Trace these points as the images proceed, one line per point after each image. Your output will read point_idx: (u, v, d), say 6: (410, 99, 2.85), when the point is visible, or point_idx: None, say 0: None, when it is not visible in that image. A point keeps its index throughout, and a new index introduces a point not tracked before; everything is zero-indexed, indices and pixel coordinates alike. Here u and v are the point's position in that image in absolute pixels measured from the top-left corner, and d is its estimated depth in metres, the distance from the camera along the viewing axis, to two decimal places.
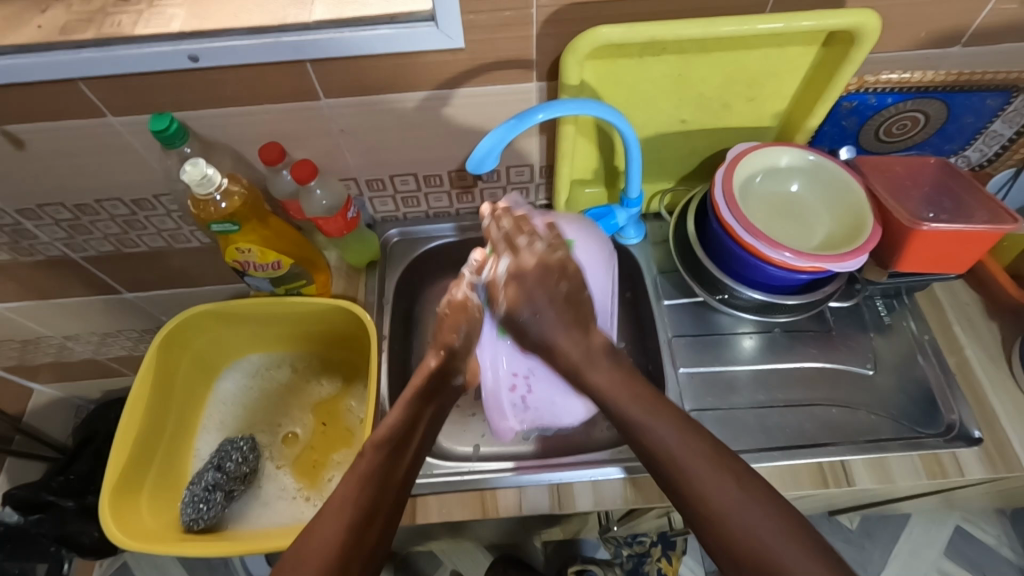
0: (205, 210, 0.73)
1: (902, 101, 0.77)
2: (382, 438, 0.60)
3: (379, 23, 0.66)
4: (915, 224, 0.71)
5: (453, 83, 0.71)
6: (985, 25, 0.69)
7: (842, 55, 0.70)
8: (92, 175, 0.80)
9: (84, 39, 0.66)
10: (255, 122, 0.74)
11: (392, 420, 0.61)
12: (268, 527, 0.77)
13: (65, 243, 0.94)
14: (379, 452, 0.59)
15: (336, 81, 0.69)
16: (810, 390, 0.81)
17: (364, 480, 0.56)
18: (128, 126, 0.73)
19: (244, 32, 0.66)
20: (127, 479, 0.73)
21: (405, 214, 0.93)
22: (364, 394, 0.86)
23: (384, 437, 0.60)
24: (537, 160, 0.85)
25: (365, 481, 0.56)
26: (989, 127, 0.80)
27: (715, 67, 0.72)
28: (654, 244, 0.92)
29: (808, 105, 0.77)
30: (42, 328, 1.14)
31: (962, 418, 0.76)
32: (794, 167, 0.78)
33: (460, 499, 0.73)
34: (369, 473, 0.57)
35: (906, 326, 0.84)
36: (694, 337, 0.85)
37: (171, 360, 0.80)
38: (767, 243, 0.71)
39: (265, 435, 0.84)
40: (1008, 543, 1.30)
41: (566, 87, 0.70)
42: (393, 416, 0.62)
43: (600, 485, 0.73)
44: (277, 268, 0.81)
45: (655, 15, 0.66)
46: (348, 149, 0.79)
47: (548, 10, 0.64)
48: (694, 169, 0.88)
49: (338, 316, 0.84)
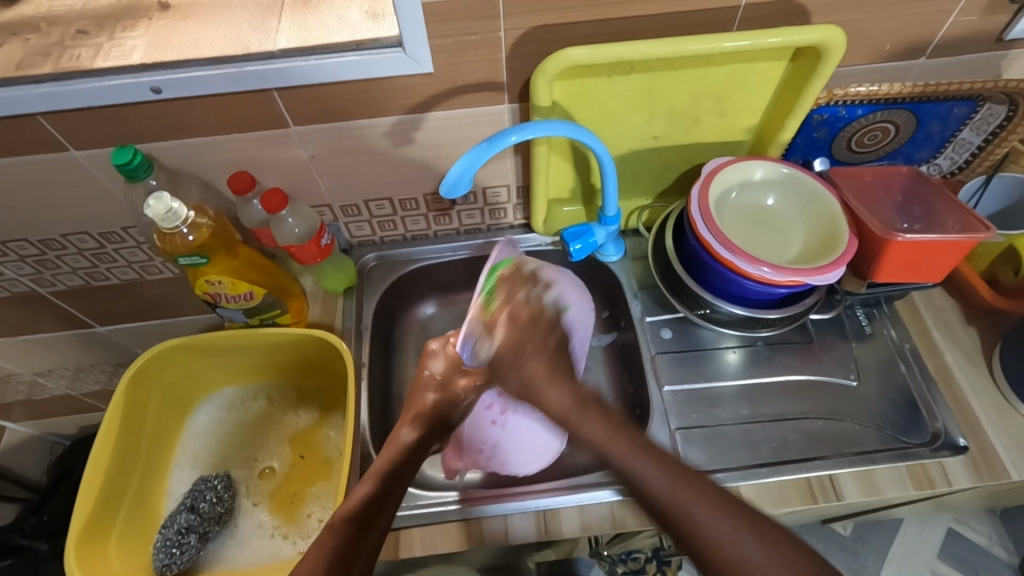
0: (171, 242, 0.71)
1: (872, 112, 0.77)
2: (351, 512, 0.58)
3: (345, 49, 0.65)
4: (890, 234, 0.71)
5: (424, 107, 0.70)
6: (948, 37, 0.71)
7: (810, 70, 0.70)
8: (56, 210, 0.78)
9: (42, 74, 0.64)
10: (223, 151, 0.73)
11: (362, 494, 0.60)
12: (243, 567, 0.74)
13: (32, 278, 0.91)
14: (345, 525, 0.57)
15: (305, 109, 0.68)
16: (796, 403, 0.80)
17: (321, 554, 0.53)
18: (92, 159, 0.71)
19: (206, 62, 0.65)
20: (93, 522, 0.70)
21: (382, 238, 0.91)
22: (342, 424, 0.83)
23: (352, 511, 0.58)
24: (513, 180, 0.85)
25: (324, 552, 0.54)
26: (957, 135, 0.81)
27: (684, 85, 0.72)
28: (633, 260, 0.92)
29: (779, 119, 0.77)
30: (12, 365, 1.11)
31: (946, 426, 0.75)
32: (768, 180, 0.78)
33: (443, 530, 0.71)
34: (335, 543, 0.55)
35: (887, 334, 0.84)
36: (677, 352, 0.84)
37: (140, 397, 0.77)
38: (745, 258, 0.71)
39: (241, 471, 0.81)
40: (1000, 544, 1.30)
41: (537, 108, 0.69)
42: (361, 490, 0.60)
43: (587, 508, 0.72)
44: (250, 300, 0.78)
45: (622, 35, 0.66)
46: (320, 175, 0.78)
47: (516, 33, 0.64)
48: (670, 185, 0.88)
49: (313, 344, 0.81)
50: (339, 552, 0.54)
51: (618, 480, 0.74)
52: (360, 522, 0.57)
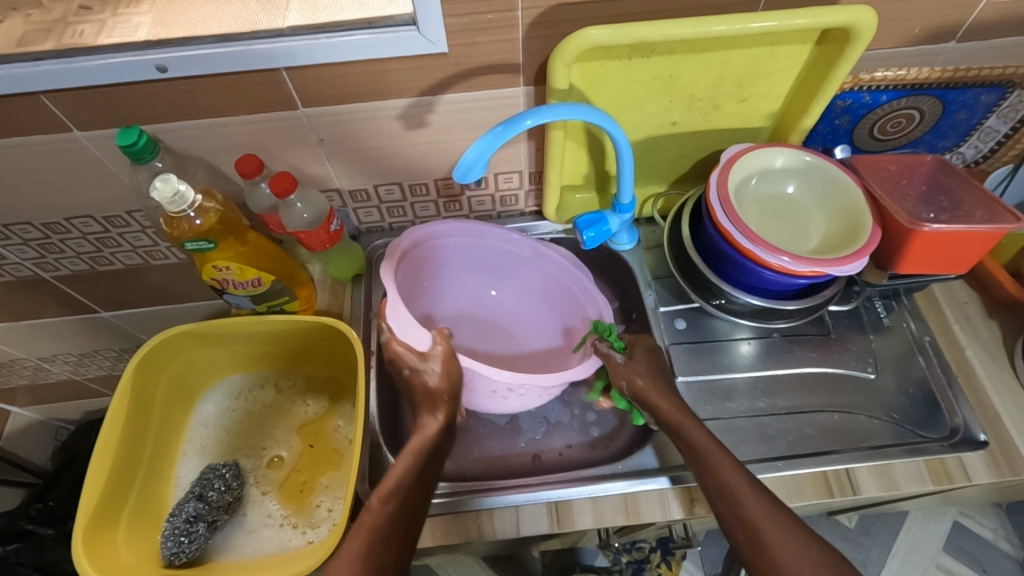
0: (178, 227, 0.69)
1: (897, 98, 0.75)
2: (389, 490, 0.61)
3: (357, 28, 0.63)
4: (915, 225, 0.69)
5: (437, 89, 0.68)
6: (980, 20, 0.68)
7: (838, 53, 0.67)
8: (60, 193, 0.76)
9: (44, 52, 0.62)
10: (229, 133, 0.71)
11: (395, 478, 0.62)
12: (252, 556, 0.73)
13: (36, 262, 0.90)
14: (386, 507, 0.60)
15: (315, 90, 0.66)
16: (812, 396, 0.78)
17: (372, 534, 0.57)
18: (96, 141, 0.70)
19: (214, 40, 0.62)
20: (102, 510, 0.69)
21: (391, 224, 0.90)
22: (351, 413, 0.82)
23: (391, 488, 0.61)
24: (527, 166, 0.83)
25: (369, 534, 0.57)
26: (984, 123, 0.79)
27: (705, 68, 0.70)
28: (648, 248, 0.90)
29: (802, 104, 0.75)
30: (16, 350, 1.10)
31: (966, 421, 0.74)
32: (788, 168, 0.76)
33: (454, 521, 0.70)
34: (374, 527, 0.58)
35: (906, 327, 0.83)
36: (691, 343, 0.83)
37: (147, 384, 0.76)
38: (764, 247, 0.69)
39: (248, 460, 0.80)
40: (1005, 537, 1.30)
41: (553, 91, 0.67)
42: (400, 469, 0.63)
43: (600, 501, 0.71)
44: (258, 286, 0.77)
45: (643, 15, 0.64)
46: (329, 158, 0.76)
47: (534, 12, 0.62)
48: (686, 172, 0.86)
49: (322, 333, 0.79)
50: (378, 534, 0.57)
51: (633, 472, 0.73)
52: (401, 498, 0.60)
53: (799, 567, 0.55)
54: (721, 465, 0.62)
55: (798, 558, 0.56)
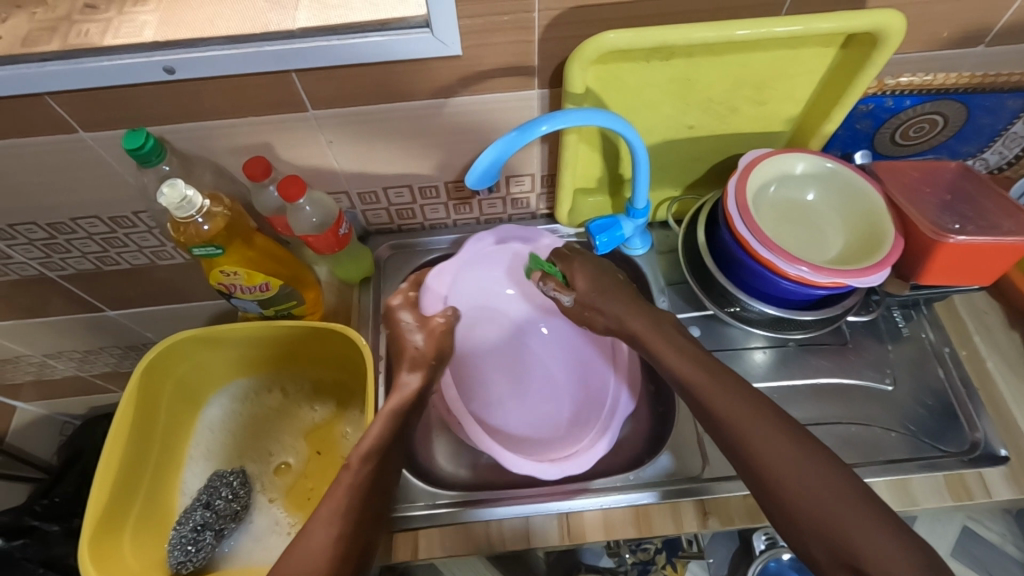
0: (185, 232, 0.68)
1: (921, 104, 0.73)
2: (370, 450, 0.62)
3: (369, 29, 0.61)
4: (941, 236, 0.67)
5: (449, 91, 0.67)
6: (1011, 24, 0.66)
7: (864, 58, 0.65)
8: (65, 193, 0.75)
9: (50, 51, 0.61)
10: (237, 135, 0.69)
11: (379, 431, 0.64)
12: (259, 564, 0.73)
13: (41, 262, 0.89)
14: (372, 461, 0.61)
15: (326, 92, 0.65)
16: (827, 407, 0.77)
17: (356, 490, 0.58)
18: (102, 142, 0.68)
19: (223, 41, 0.61)
20: (107, 517, 0.69)
21: (400, 226, 0.89)
22: (359, 420, 0.81)
23: (369, 450, 0.62)
24: (539, 169, 0.81)
25: (355, 488, 0.59)
26: (1010, 129, 0.77)
27: (724, 72, 0.68)
28: (660, 253, 0.89)
29: (824, 110, 0.73)
30: (21, 347, 1.09)
31: (986, 436, 0.73)
32: (809, 174, 0.74)
33: (464, 530, 0.70)
34: (359, 482, 0.59)
35: (924, 337, 0.81)
36: (704, 352, 0.81)
37: (154, 389, 0.75)
38: (783, 257, 0.67)
39: (256, 465, 0.79)
40: (1013, 542, 1.29)
41: (569, 95, 0.65)
42: (377, 429, 0.64)
43: (611, 512, 0.70)
44: (266, 290, 0.76)
45: (663, 17, 0.62)
46: (338, 160, 0.74)
47: (551, 14, 0.60)
48: (701, 176, 0.85)
49: (330, 339, 0.78)
50: (364, 488, 0.59)
51: (644, 483, 0.72)
52: (378, 459, 0.61)
53: (830, 505, 0.52)
54: (714, 395, 0.60)
55: (823, 494, 0.52)
